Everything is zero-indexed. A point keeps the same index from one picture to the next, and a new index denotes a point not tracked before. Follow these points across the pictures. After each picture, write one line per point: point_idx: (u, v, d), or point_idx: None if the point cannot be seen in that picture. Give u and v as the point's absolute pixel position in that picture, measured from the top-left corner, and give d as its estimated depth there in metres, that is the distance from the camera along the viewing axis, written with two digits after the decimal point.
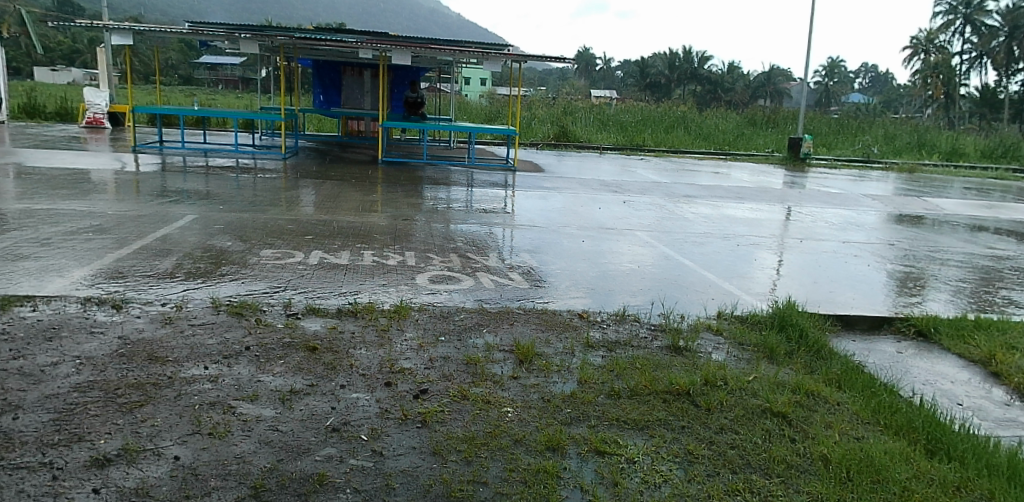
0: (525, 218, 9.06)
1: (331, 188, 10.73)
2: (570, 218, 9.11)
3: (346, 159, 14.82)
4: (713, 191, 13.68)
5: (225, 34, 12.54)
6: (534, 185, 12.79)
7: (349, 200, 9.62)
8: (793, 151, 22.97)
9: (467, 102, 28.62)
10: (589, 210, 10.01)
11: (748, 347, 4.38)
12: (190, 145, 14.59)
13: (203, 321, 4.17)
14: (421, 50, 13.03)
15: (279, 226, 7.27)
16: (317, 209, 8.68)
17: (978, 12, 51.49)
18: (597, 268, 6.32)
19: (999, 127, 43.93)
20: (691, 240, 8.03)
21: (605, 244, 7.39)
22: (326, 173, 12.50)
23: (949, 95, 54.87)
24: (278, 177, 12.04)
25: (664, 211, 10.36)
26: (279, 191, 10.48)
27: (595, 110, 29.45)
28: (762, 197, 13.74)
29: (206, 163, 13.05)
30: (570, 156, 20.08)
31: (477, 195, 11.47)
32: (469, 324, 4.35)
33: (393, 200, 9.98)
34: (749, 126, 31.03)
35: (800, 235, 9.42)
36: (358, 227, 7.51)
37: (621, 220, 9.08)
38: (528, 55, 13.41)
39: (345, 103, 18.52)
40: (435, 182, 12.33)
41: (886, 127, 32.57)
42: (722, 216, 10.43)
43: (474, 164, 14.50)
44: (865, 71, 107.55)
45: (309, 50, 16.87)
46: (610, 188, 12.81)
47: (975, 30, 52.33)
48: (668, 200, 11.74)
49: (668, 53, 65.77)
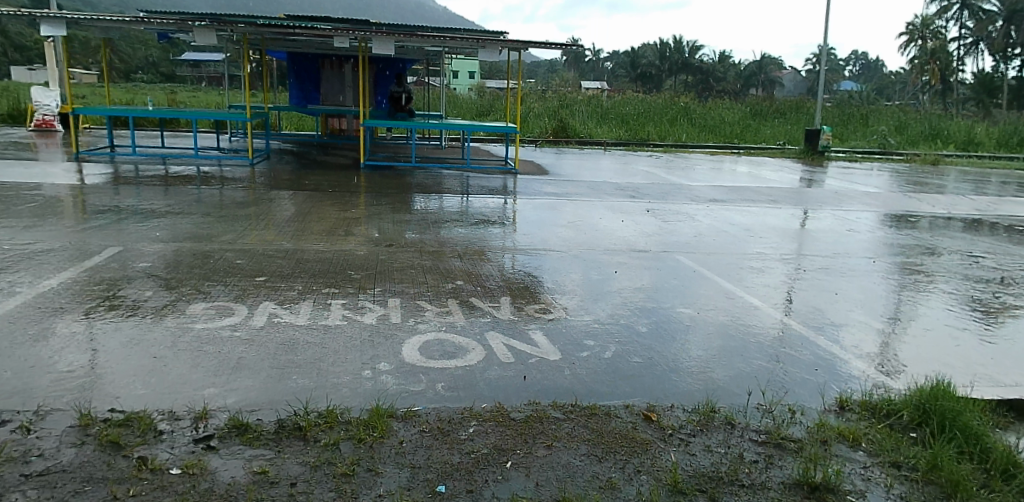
0: (537, 237, 7.49)
1: (305, 202, 9.11)
2: (590, 236, 7.51)
3: (325, 163, 13.17)
4: (739, 194, 12.12)
5: (177, 23, 10.80)
6: (539, 190, 11.22)
7: (323, 216, 7.98)
8: (809, 144, 21.49)
9: (458, 96, 26.98)
10: (610, 223, 8.42)
11: (915, 481, 2.85)
12: (146, 151, 12.91)
13: (49, 467, 2.55)
14: (405, 38, 11.31)
15: (224, 261, 5.65)
16: (281, 230, 7.06)
17: None
18: (647, 317, 4.72)
19: (997, 113, 42.71)
20: (745, 266, 6.47)
21: (643, 277, 5.80)
22: (302, 182, 10.85)
23: (946, 82, 53.61)
24: (243, 187, 10.41)
25: (697, 223, 8.78)
26: (241, 205, 8.85)
27: (593, 102, 27.88)
28: (793, 200, 12.21)
29: (161, 172, 11.40)
30: (572, 153, 18.50)
31: (476, 205, 9.87)
32: (484, 455, 2.75)
33: (376, 215, 8.41)
34: (753, 118, 29.50)
35: (865, 252, 7.87)
36: (328, 259, 5.91)
37: (652, 238, 7.49)
38: (530, 41, 11.71)
39: (323, 99, 16.83)
40: (426, 190, 10.71)
41: (896, 115, 31.09)
42: (764, 229, 8.86)
43: (469, 167, 12.88)
44: (857, 59, 106.43)
45: (281, 41, 15.15)
46: (626, 193, 11.26)
47: (973, 15, 50.94)
48: (694, 207, 10.17)
49: (659, 43, 64.13)
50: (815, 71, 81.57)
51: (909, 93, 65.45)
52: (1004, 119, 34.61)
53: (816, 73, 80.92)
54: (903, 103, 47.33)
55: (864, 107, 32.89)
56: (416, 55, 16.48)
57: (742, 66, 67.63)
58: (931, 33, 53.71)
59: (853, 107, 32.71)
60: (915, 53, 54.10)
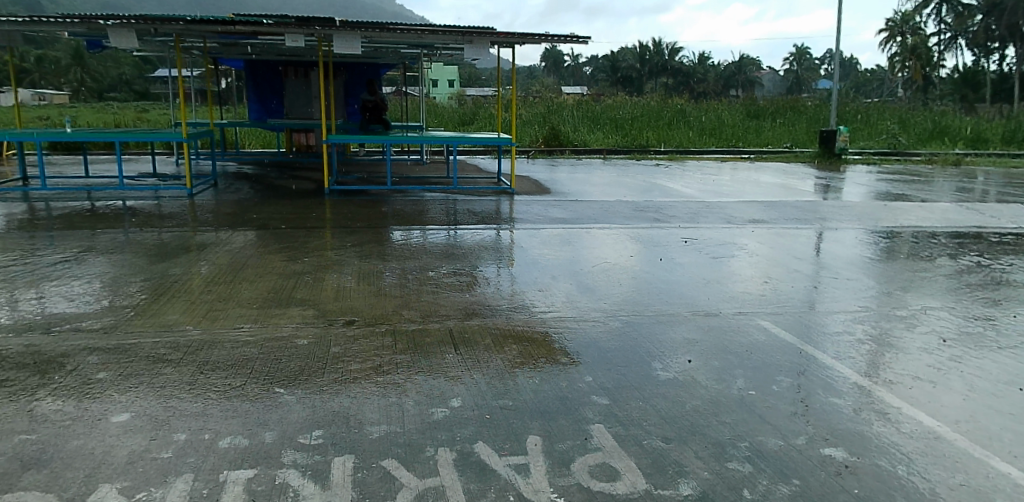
0: (556, 289, 5.53)
1: (247, 246, 7.02)
2: (633, 291, 5.51)
3: (286, 189, 11.11)
4: (779, 212, 10.21)
5: (83, 22, 8.64)
6: (543, 216, 9.26)
7: (264, 270, 5.94)
8: (826, 145, 19.88)
9: (438, 105, 25.03)
10: (649, 266, 6.43)
11: None
12: (64, 182, 10.76)
13: None
14: (373, 33, 9.24)
15: (78, 377, 3.58)
16: (196, 299, 5.01)
17: None
18: (782, 479, 2.74)
19: (983, 107, 41.34)
20: (869, 344, 4.53)
21: (739, 376, 3.82)
22: (249, 216, 8.75)
23: (927, 77, 52.28)
24: (175, 226, 8.31)
25: (759, 262, 6.84)
26: (160, 253, 6.75)
27: (583, 107, 26.05)
28: (841, 216, 10.34)
29: (78, 209, 9.25)
30: (570, 165, 16.57)
31: (468, 240, 7.84)
32: None
33: (339, 261, 6.39)
34: (753, 118, 27.77)
35: (984, 296, 5.96)
36: (249, 361, 3.83)
37: (711, 290, 5.57)
38: (527, 34, 9.70)
39: (286, 113, 14.76)
40: (406, 221, 8.67)
41: (898, 112, 29.48)
42: (841, 266, 6.95)
43: (457, 188, 10.92)
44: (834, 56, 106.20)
45: (235, 47, 13.09)
46: (648, 216, 9.32)
47: (953, 10, 49.37)
48: (738, 236, 8.27)
49: (637, 46, 62.60)
50: (794, 71, 80.65)
51: (891, 90, 64.37)
52: (1005, 114, 33.10)
53: (796, 72, 79.95)
54: (890, 101, 45.80)
55: (862, 105, 31.33)
56: (391, 59, 14.46)
57: (722, 67, 66.30)
58: (912, 29, 52.39)
59: (851, 105, 31.09)
60: (895, 50, 52.73)
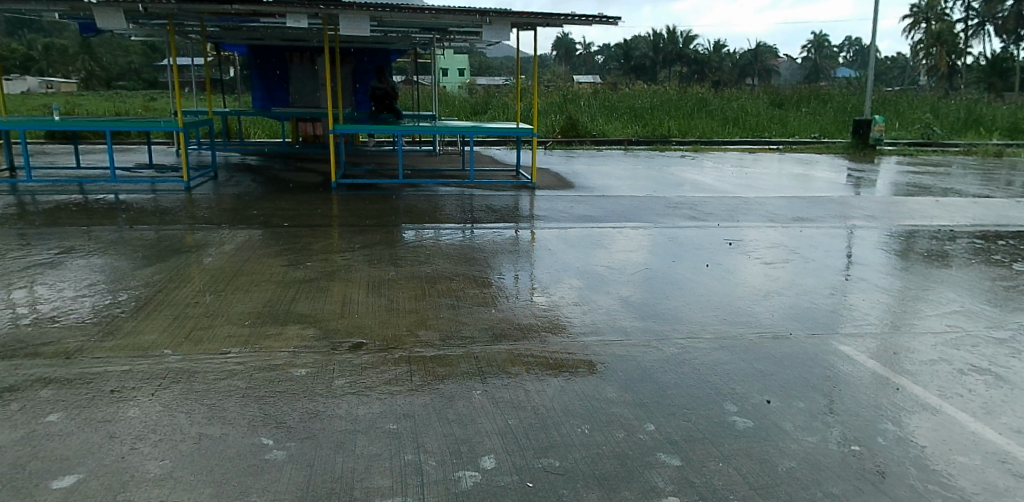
0: (593, 302, 4.83)
1: (244, 246, 6.37)
2: (686, 306, 4.79)
3: (292, 182, 10.46)
4: (824, 209, 9.43)
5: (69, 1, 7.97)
6: (569, 213, 8.55)
7: (262, 276, 5.27)
8: (858, 136, 18.97)
9: (451, 94, 24.32)
10: (698, 274, 5.70)
11: None
12: (56, 174, 10.14)
13: None
14: (383, 13, 8.51)
15: (20, 421, 2.91)
16: (181, 314, 4.34)
17: None
18: None
19: (1011, 96, 39.79)
20: (976, 377, 3.79)
21: (836, 424, 3.09)
22: (250, 213, 8.11)
23: (950, 66, 50.57)
24: (170, 223, 7.67)
25: (819, 270, 6.09)
26: (147, 254, 6.10)
27: (600, 96, 25.24)
28: (892, 214, 9.55)
29: (67, 203, 8.63)
30: (590, 157, 15.79)
31: (488, 240, 7.16)
32: None
33: (347, 265, 5.71)
34: (776, 108, 26.79)
35: None
36: (234, 398, 3.15)
37: (773, 307, 4.85)
38: (551, 14, 8.93)
39: (294, 101, 14.10)
40: (420, 219, 8.00)
41: (928, 101, 28.32)
42: (910, 274, 6.17)
43: (473, 181, 10.23)
44: (850, 45, 104.13)
45: (236, 31, 12.48)
46: (681, 213, 8.59)
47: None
48: (786, 237, 7.52)
49: (651, 34, 61.34)
50: (812, 60, 78.98)
51: (911, 79, 62.75)
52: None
53: (814, 61, 78.30)
54: (912, 90, 44.26)
55: (888, 94, 30.20)
56: (403, 44, 13.74)
57: (737, 56, 64.97)
58: (935, 15, 50.65)
59: (878, 93, 29.95)
60: (918, 38, 50.93)
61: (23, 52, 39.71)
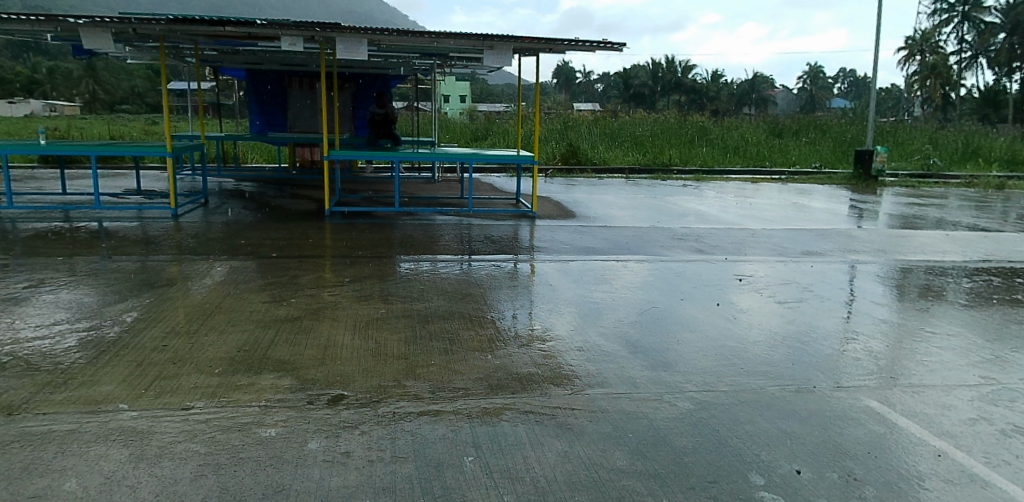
0: (597, 346, 4.45)
1: (227, 280, 6.02)
2: (700, 352, 4.41)
3: (284, 209, 10.14)
4: (834, 243, 9.07)
5: (56, 22, 7.72)
6: (570, 244, 8.20)
7: (242, 315, 4.91)
8: (861, 166, 18.70)
9: (451, 120, 24.16)
10: (710, 316, 5.33)
11: None
12: (40, 200, 9.83)
13: None
14: (380, 37, 8.26)
15: None
16: (146, 361, 3.97)
17: (976, 9, 46.20)
18: None
19: (1009, 128, 39.60)
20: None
21: (875, 500, 2.72)
22: (238, 242, 7.77)
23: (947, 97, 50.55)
24: (153, 252, 7.33)
25: (837, 311, 5.72)
26: (124, 287, 5.75)
27: (600, 123, 25.09)
28: (905, 248, 9.19)
29: (48, 230, 8.30)
30: (591, 185, 15.50)
31: (485, 273, 6.80)
32: None
33: (334, 302, 5.33)
34: (777, 138, 26.59)
35: None
36: (187, 469, 2.78)
37: (793, 355, 4.47)
38: (553, 40, 8.68)
39: (290, 126, 13.84)
40: (414, 250, 7.65)
41: (928, 132, 28.12)
42: (934, 315, 5.80)
43: (472, 210, 9.89)
44: (847, 76, 104.87)
45: (234, 55, 12.24)
46: (687, 246, 8.25)
47: (974, 28, 47.39)
48: (797, 273, 7.17)
49: (650, 64, 61.66)
50: (808, 90, 79.31)
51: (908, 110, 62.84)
52: None
53: (810, 91, 78.64)
54: (910, 120, 44.15)
55: (888, 125, 30.05)
56: (402, 69, 13.52)
57: (735, 85, 65.27)
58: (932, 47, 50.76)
59: (878, 124, 29.80)
60: (914, 69, 50.91)
61: (25, 75, 39.93)
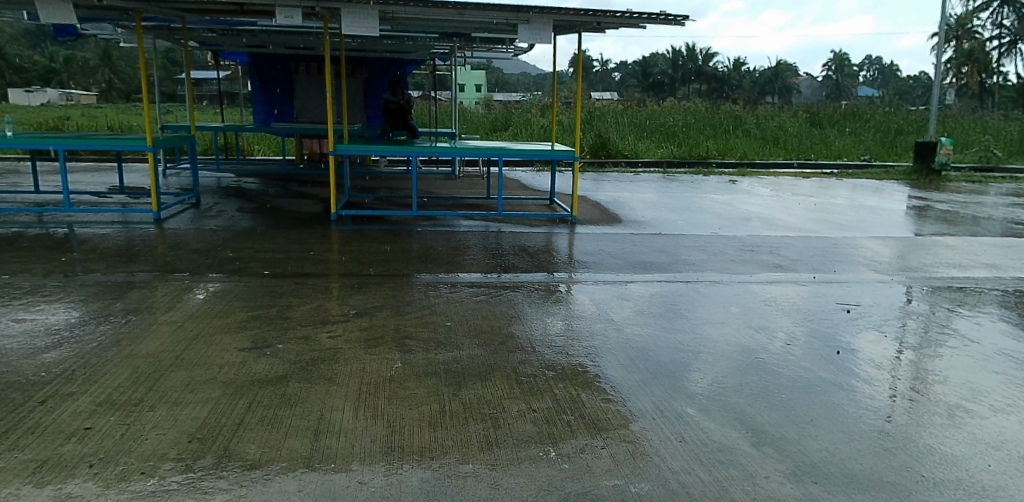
0: (695, 431, 3.13)
1: (200, 311, 4.75)
2: (853, 446, 3.08)
3: (287, 211, 8.90)
4: (931, 255, 7.68)
5: None
6: (622, 258, 6.88)
7: (204, 374, 3.61)
8: (921, 160, 17.11)
9: (470, 110, 22.85)
10: (832, 374, 4.00)
11: None
12: (11, 199, 8.63)
13: None
14: (393, 8, 6.90)
15: None
16: (46, 465, 2.68)
17: None
18: None
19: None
20: None
21: None
22: (228, 256, 6.50)
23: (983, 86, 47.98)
24: (123, 267, 6.09)
25: (996, 363, 4.35)
26: (65, 322, 4.48)
27: (628, 112, 23.64)
28: (1014, 260, 7.76)
29: (9, 236, 7.08)
30: (628, 182, 14.10)
31: (524, 296, 5.51)
32: None
33: (329, 348, 4.04)
34: (816, 127, 24.97)
35: None
36: None
37: (977, 449, 3.14)
38: (601, 12, 7.28)
39: (297, 116, 12.61)
40: (436, 265, 6.35)
41: (979, 122, 26.21)
42: None
43: (501, 214, 8.57)
44: (873, 64, 101.92)
45: (235, 37, 11.00)
46: (762, 260, 6.88)
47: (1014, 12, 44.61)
48: (909, 299, 5.80)
49: (670, 51, 59.73)
50: (833, 79, 76.70)
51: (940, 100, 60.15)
52: None
53: (835, 80, 76.02)
54: (947, 109, 41.77)
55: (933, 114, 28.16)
56: (421, 53, 12.19)
57: (758, 74, 63.15)
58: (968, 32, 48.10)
59: (922, 113, 27.94)
60: (947, 56, 48.26)
61: (41, 64, 39.55)
